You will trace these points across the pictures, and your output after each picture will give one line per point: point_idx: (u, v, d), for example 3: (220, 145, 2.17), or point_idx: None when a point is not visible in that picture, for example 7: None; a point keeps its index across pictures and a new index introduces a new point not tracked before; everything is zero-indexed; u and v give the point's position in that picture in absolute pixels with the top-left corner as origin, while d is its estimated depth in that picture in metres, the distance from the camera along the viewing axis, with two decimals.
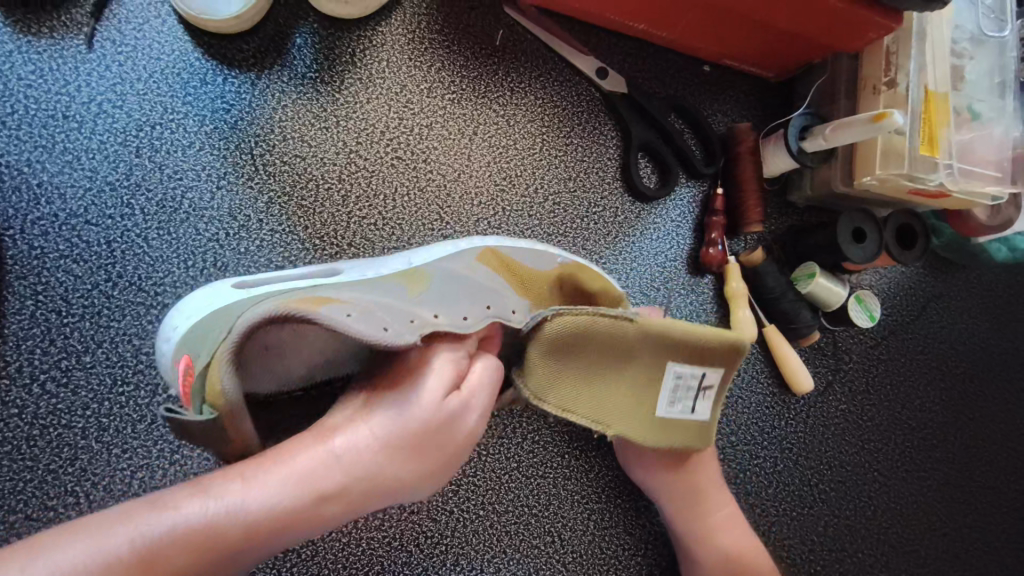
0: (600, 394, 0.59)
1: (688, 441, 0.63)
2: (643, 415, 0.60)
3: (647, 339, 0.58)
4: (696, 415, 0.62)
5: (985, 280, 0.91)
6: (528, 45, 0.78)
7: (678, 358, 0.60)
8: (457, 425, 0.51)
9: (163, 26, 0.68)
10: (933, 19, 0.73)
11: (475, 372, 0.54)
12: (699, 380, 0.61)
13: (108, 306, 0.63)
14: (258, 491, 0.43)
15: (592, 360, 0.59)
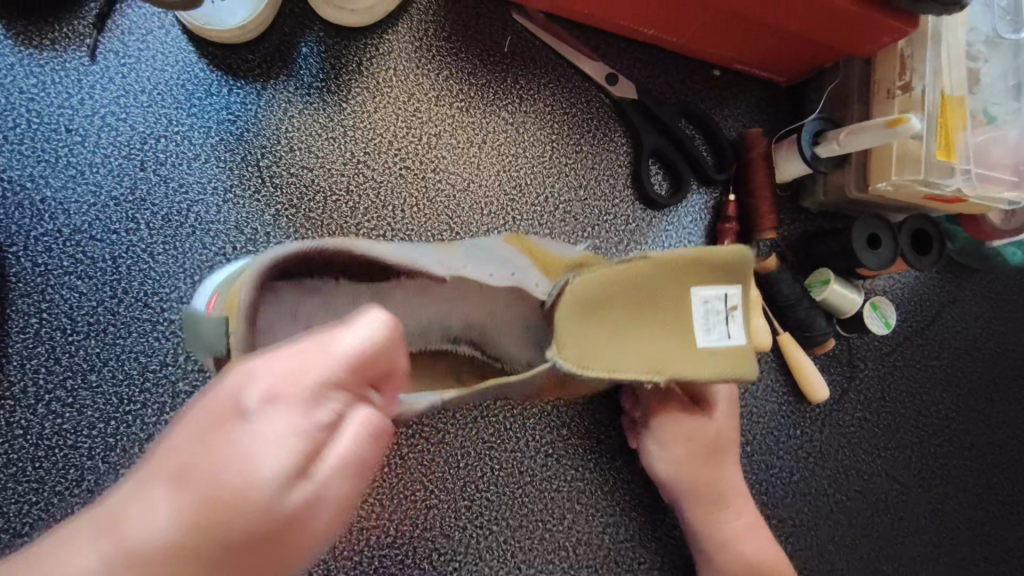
0: (637, 342, 0.56)
1: (740, 371, 0.59)
2: (685, 351, 0.57)
3: (662, 272, 0.57)
4: (735, 339, 0.59)
5: (1000, 284, 0.90)
6: (537, 52, 0.77)
7: (700, 283, 0.58)
8: (306, 520, 0.30)
9: (166, 36, 0.66)
10: (948, 21, 0.72)
11: (347, 429, 0.33)
12: (729, 303, 0.59)
13: (113, 323, 0.62)
14: None
15: (621, 308, 0.57)
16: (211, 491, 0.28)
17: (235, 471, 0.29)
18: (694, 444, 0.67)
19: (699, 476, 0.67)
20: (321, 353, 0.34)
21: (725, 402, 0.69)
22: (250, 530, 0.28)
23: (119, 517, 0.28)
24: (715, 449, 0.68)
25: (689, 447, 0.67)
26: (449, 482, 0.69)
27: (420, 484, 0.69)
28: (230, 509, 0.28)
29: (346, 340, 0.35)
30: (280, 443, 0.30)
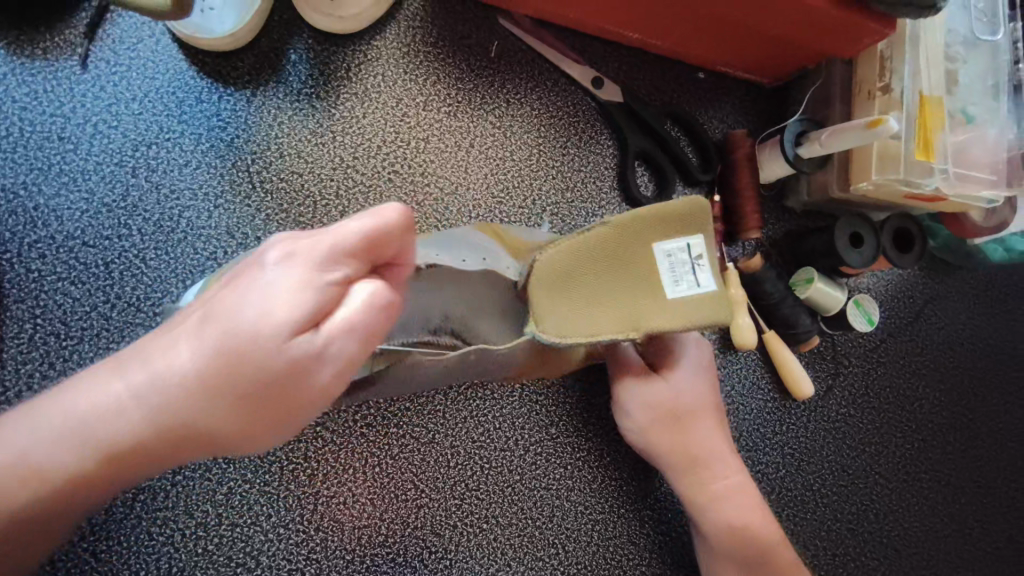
0: (608, 303, 0.60)
1: (715, 314, 0.59)
2: (656, 305, 0.59)
3: (621, 237, 0.61)
4: (704, 286, 0.60)
5: (981, 282, 0.91)
6: (523, 56, 0.78)
7: (659, 237, 0.60)
8: (316, 369, 0.42)
9: (156, 45, 0.68)
10: (925, 23, 0.73)
11: (348, 301, 0.42)
12: (691, 251, 0.60)
13: (107, 328, 0.63)
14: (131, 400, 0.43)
15: (588, 273, 0.61)
16: (238, 339, 0.41)
17: (251, 326, 0.41)
18: (662, 409, 0.70)
19: (677, 444, 0.69)
20: (333, 238, 0.42)
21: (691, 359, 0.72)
22: (260, 376, 0.41)
23: (181, 345, 0.43)
24: (686, 412, 0.70)
25: (657, 412, 0.70)
26: (440, 481, 0.70)
27: (411, 483, 0.70)
28: (243, 359, 0.41)
29: (354, 223, 0.42)
30: (284, 308, 0.40)
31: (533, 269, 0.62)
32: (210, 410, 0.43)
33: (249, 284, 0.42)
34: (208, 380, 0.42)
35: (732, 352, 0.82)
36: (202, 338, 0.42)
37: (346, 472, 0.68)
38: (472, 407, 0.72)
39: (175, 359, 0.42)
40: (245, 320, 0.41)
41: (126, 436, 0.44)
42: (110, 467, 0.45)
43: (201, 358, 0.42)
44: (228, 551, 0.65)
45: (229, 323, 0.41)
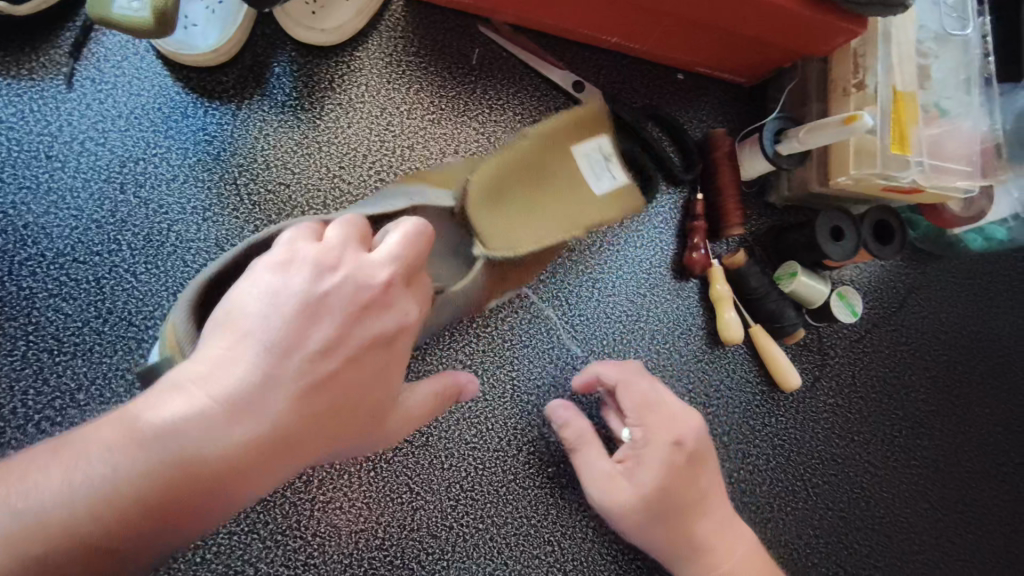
0: (542, 211, 0.69)
1: (631, 202, 0.73)
2: (585, 201, 0.71)
3: (541, 147, 0.70)
4: (619, 179, 0.73)
5: (961, 272, 0.93)
6: (504, 63, 0.79)
7: (573, 142, 0.72)
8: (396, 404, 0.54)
9: (141, 62, 0.69)
10: (895, 20, 0.75)
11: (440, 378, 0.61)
12: (602, 150, 0.72)
13: (99, 342, 0.64)
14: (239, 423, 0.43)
15: (519, 182, 0.68)
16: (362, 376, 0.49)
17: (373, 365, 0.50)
18: (653, 513, 0.67)
19: (673, 537, 0.67)
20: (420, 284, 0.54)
21: (669, 439, 0.68)
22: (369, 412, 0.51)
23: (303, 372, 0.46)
24: (676, 504, 0.67)
25: (648, 515, 0.67)
26: (435, 483, 0.71)
27: (406, 486, 0.71)
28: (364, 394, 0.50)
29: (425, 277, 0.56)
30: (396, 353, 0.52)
31: (466, 195, 0.64)
32: (331, 428, 0.48)
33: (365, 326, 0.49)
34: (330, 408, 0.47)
35: (720, 347, 0.83)
36: (324, 367, 0.47)
37: (341, 477, 0.69)
38: (463, 410, 0.73)
39: (304, 378, 0.46)
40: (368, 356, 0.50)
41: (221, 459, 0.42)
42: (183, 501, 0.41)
43: (332, 379, 0.47)
44: (225, 559, 0.65)
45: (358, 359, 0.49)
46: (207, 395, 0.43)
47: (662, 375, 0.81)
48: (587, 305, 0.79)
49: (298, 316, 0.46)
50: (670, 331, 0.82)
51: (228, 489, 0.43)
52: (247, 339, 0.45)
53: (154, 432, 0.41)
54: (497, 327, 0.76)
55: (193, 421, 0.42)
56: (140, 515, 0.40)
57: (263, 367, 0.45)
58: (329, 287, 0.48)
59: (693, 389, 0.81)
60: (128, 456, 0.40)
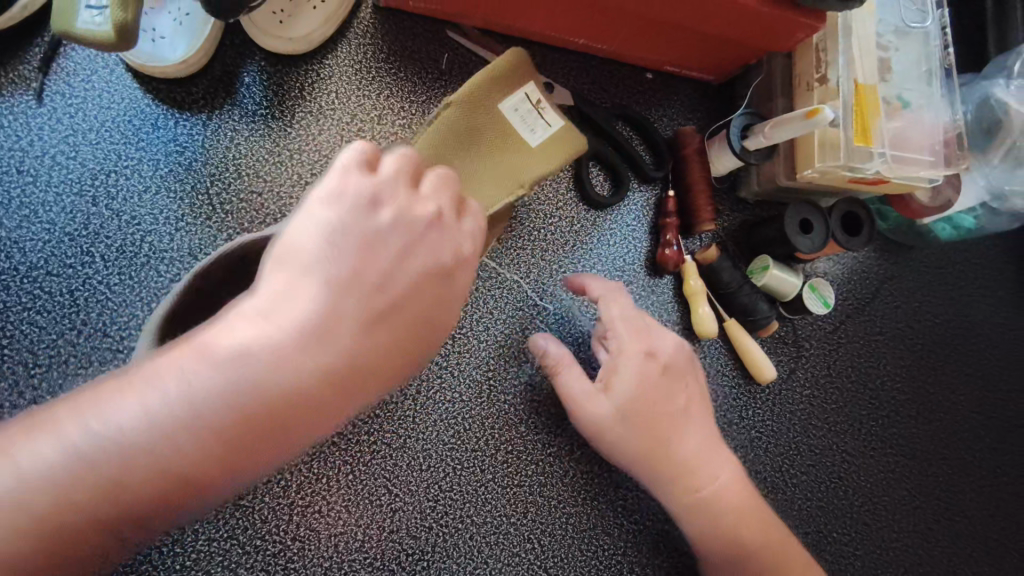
0: (484, 172, 0.68)
1: (571, 145, 0.70)
2: (525, 155, 0.69)
3: (472, 109, 0.68)
4: (553, 124, 0.70)
5: (933, 262, 0.94)
6: (473, 67, 0.81)
7: (500, 97, 0.69)
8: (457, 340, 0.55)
9: (111, 75, 0.69)
10: (855, 15, 0.77)
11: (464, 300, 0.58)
12: (530, 100, 0.70)
13: (75, 354, 0.64)
14: (306, 351, 0.46)
15: (461, 147, 0.67)
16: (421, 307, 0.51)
17: (432, 297, 0.52)
18: (636, 421, 0.70)
19: (653, 453, 0.70)
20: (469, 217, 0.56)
21: (644, 350, 0.72)
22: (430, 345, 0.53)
23: (365, 303, 0.49)
24: (654, 415, 0.71)
25: (632, 424, 0.70)
26: (414, 485, 0.72)
27: (385, 489, 0.71)
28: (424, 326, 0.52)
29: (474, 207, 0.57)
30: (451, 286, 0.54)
31: None
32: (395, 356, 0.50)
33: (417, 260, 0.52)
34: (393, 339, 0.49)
35: (695, 342, 0.84)
36: (384, 298, 0.49)
37: (319, 481, 0.70)
38: (439, 411, 0.74)
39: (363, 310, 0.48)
40: (424, 288, 0.52)
41: (290, 385, 0.45)
42: (253, 425, 0.44)
43: (390, 312, 0.49)
44: (206, 565, 0.65)
45: (414, 292, 0.51)
46: (273, 322, 0.46)
47: None
48: (561, 305, 0.80)
49: (356, 244, 0.50)
50: None
51: (293, 411, 0.45)
52: (309, 270, 0.48)
53: (223, 354, 0.44)
54: (472, 328, 0.77)
55: (259, 346, 0.45)
56: (215, 436, 0.43)
57: (328, 294, 0.48)
58: (381, 223, 0.51)
59: None
60: (202, 378, 0.43)
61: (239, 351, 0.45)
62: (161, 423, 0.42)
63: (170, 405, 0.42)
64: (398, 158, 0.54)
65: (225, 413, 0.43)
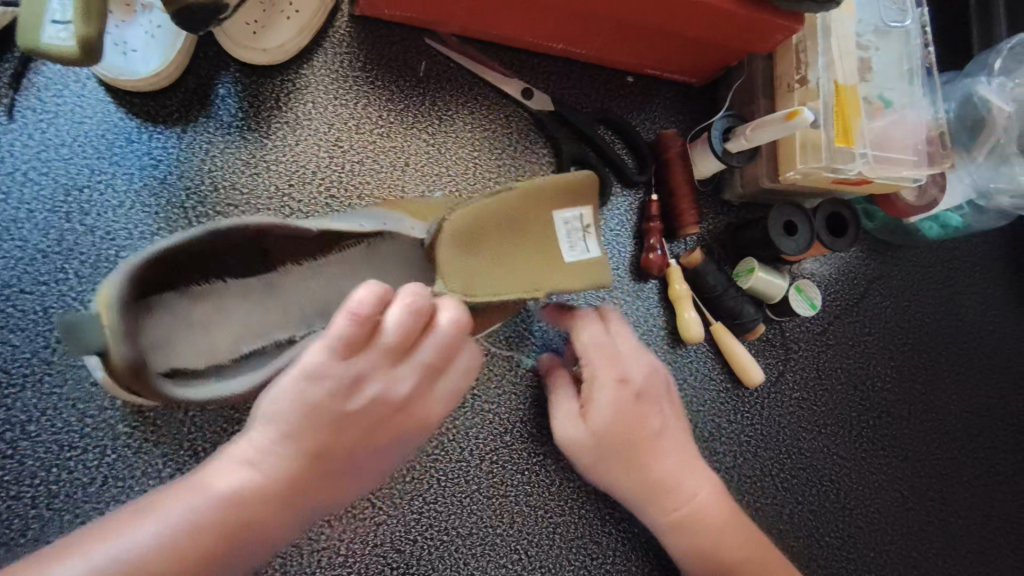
0: (511, 266, 0.63)
1: (600, 277, 0.66)
2: (556, 268, 0.65)
3: (523, 201, 0.64)
4: (591, 252, 0.66)
5: (921, 261, 0.94)
6: (452, 74, 0.80)
7: (557, 206, 0.65)
8: (408, 448, 0.57)
9: (83, 89, 0.69)
10: (833, 15, 0.76)
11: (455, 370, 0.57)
12: (582, 222, 0.66)
13: (49, 372, 0.63)
14: (291, 482, 0.50)
15: (494, 231, 0.63)
16: (384, 440, 0.54)
17: (393, 433, 0.54)
18: (609, 446, 0.67)
19: (629, 476, 0.68)
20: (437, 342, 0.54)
21: (614, 377, 0.67)
22: (384, 459, 0.55)
23: (343, 444, 0.51)
24: (629, 441, 0.67)
25: (604, 448, 0.67)
26: (397, 497, 0.71)
27: (368, 502, 0.70)
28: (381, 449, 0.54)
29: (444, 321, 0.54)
30: (415, 417, 0.55)
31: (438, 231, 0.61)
32: (356, 471, 0.54)
33: (384, 407, 0.53)
34: (357, 461, 0.53)
35: (682, 346, 0.83)
36: (357, 437, 0.52)
37: None
38: None
39: (341, 447, 0.51)
40: (389, 422, 0.53)
41: (274, 506, 0.50)
42: (242, 540, 0.49)
43: (359, 445, 0.52)
44: None
45: (380, 430, 0.53)
46: (266, 457, 0.50)
47: None
48: None
49: (331, 392, 0.50)
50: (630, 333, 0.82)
51: (272, 538, 0.51)
52: (293, 435, 0.50)
53: (222, 489, 0.49)
54: None
55: (254, 480, 0.49)
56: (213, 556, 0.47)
57: (312, 439, 0.50)
58: (359, 402, 0.51)
59: None
60: (203, 508, 0.48)
61: (239, 474, 0.49)
62: (165, 553, 0.45)
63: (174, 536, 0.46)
64: (399, 312, 0.51)
65: (223, 534, 0.48)
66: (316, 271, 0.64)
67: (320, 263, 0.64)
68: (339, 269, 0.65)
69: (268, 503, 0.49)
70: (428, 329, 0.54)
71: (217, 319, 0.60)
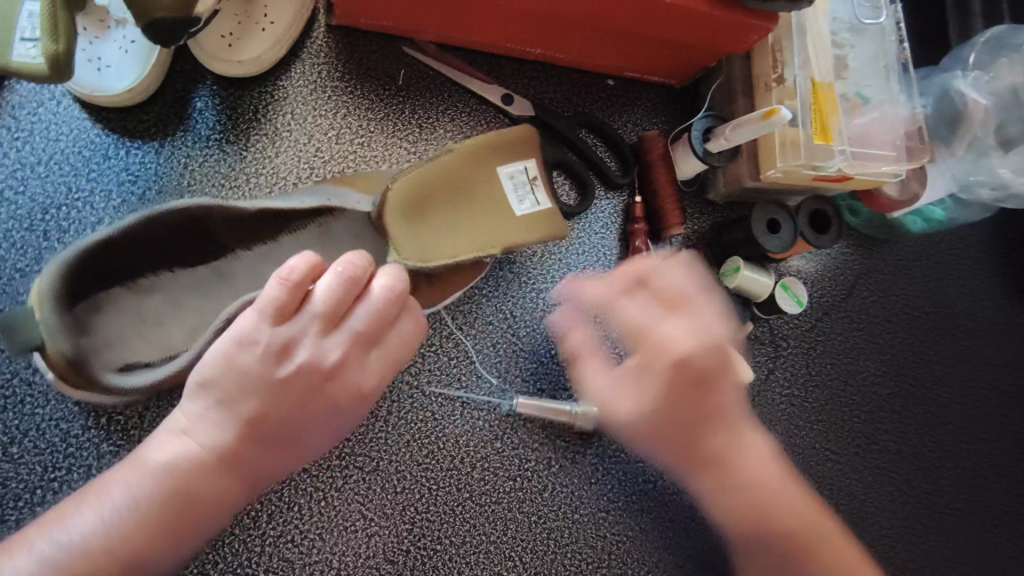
0: (461, 226, 0.68)
1: (553, 227, 0.72)
2: (505, 219, 0.70)
3: (466, 160, 0.69)
4: (542, 204, 0.72)
5: (906, 254, 0.94)
6: (433, 81, 0.80)
7: (500, 161, 0.71)
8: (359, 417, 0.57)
9: (59, 107, 0.68)
10: (808, 14, 0.77)
11: (394, 337, 0.57)
12: (528, 174, 0.72)
13: (30, 394, 0.63)
14: (229, 446, 0.51)
15: (437, 196, 0.67)
16: (324, 404, 0.54)
17: (334, 398, 0.54)
18: (670, 419, 0.60)
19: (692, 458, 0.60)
20: (367, 304, 0.55)
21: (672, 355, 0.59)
22: (331, 426, 0.56)
23: (281, 409, 0.52)
24: (686, 423, 0.60)
25: (666, 422, 0.60)
26: (388, 508, 0.71)
27: (359, 513, 0.70)
28: (326, 414, 0.54)
29: (377, 285, 0.55)
30: (357, 379, 0.55)
31: (384, 201, 0.65)
32: (301, 440, 0.54)
33: (317, 372, 0.53)
34: (300, 429, 0.54)
35: None
36: (295, 401, 0.53)
37: (291, 509, 0.68)
38: (412, 430, 0.73)
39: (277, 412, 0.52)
40: (328, 386, 0.54)
41: (218, 476, 0.51)
42: (192, 510, 0.50)
43: (298, 408, 0.53)
44: None
45: (318, 394, 0.54)
46: (204, 427, 0.51)
47: None
48: (531, 316, 0.79)
49: (262, 358, 0.52)
50: None
51: (222, 507, 0.51)
52: (226, 402, 0.51)
53: (163, 462, 0.50)
54: (441, 345, 0.76)
55: (193, 449, 0.50)
56: (161, 528, 0.48)
57: (245, 403, 0.51)
58: (288, 368, 0.53)
59: None
60: (146, 483, 0.49)
61: (177, 445, 0.50)
62: (115, 524, 0.47)
63: (120, 509, 0.48)
64: (325, 284, 0.54)
65: (169, 507, 0.49)
66: (268, 255, 0.68)
67: (272, 246, 0.68)
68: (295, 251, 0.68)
69: (212, 472, 0.50)
70: (359, 297, 0.55)
71: (172, 314, 0.64)
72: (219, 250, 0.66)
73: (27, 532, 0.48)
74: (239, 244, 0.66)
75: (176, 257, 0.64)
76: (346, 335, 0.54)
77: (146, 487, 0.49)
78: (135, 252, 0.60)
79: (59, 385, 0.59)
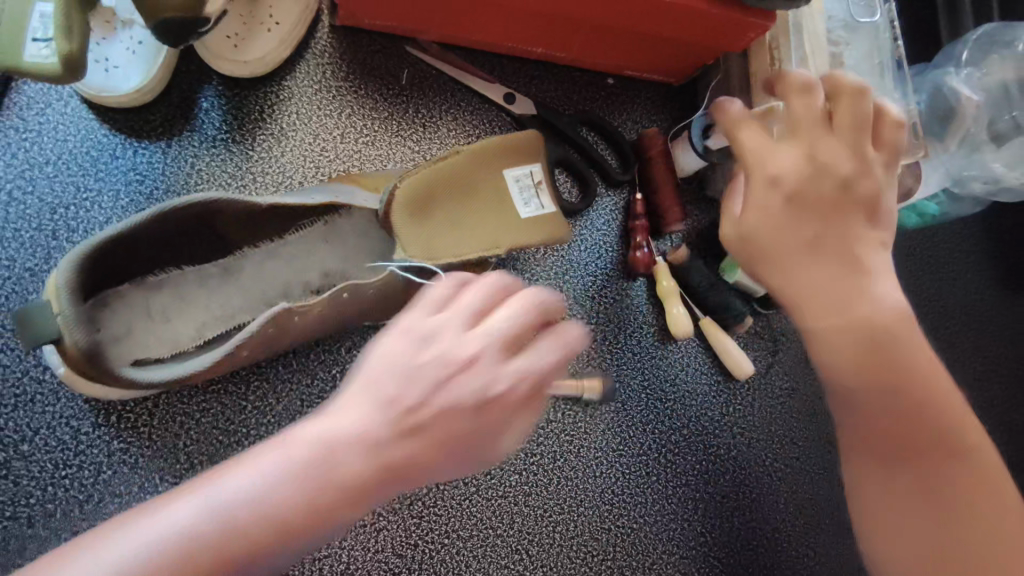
0: (467, 225, 0.69)
1: (557, 230, 0.72)
2: (512, 223, 0.70)
3: (475, 160, 0.69)
4: (546, 208, 0.73)
5: (901, 249, 0.96)
6: (435, 80, 0.81)
7: (507, 164, 0.71)
8: (484, 436, 0.45)
9: (66, 107, 0.69)
10: (805, 12, 0.78)
11: (551, 343, 0.45)
12: (534, 177, 0.72)
13: (41, 391, 0.63)
14: (359, 454, 0.42)
15: (445, 194, 0.68)
16: (462, 414, 0.43)
17: (470, 411, 0.44)
18: (763, 247, 0.56)
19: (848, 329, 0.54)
20: (510, 308, 0.45)
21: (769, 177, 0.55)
22: (459, 444, 0.44)
23: (422, 414, 0.43)
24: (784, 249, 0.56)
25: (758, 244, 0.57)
26: (396, 502, 0.71)
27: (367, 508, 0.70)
28: (459, 428, 0.44)
29: (530, 295, 0.46)
30: (500, 391, 0.44)
31: (395, 196, 0.64)
32: (426, 459, 0.43)
33: (469, 373, 0.44)
34: (431, 442, 0.43)
35: (672, 342, 0.84)
36: (432, 406, 0.43)
37: None
38: None
39: (417, 418, 0.43)
40: (469, 393, 0.43)
41: (339, 488, 0.41)
42: (298, 525, 0.40)
43: (437, 416, 0.43)
44: None
45: (462, 403, 0.43)
46: (342, 423, 0.42)
47: (618, 374, 0.82)
48: None
49: (415, 355, 0.44)
50: (615, 332, 0.82)
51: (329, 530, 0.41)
52: (370, 399, 0.43)
53: (292, 455, 0.41)
54: None
55: (325, 446, 0.41)
56: (265, 537, 0.39)
57: (383, 407, 0.43)
58: (437, 363, 0.44)
59: (650, 385, 0.82)
60: (267, 478, 0.40)
61: (307, 442, 0.42)
62: (220, 523, 0.38)
63: (236, 500, 0.39)
64: (480, 289, 0.46)
65: (278, 515, 0.39)
66: (274, 252, 0.69)
67: (277, 243, 0.69)
68: (301, 247, 0.69)
69: (334, 481, 0.41)
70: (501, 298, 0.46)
71: (178, 308, 0.65)
72: (225, 246, 0.67)
73: (114, 520, 0.39)
74: (245, 241, 0.67)
75: (182, 252, 0.64)
76: (500, 332, 0.44)
77: (263, 483, 0.40)
78: (143, 247, 0.60)
79: (70, 378, 0.58)
